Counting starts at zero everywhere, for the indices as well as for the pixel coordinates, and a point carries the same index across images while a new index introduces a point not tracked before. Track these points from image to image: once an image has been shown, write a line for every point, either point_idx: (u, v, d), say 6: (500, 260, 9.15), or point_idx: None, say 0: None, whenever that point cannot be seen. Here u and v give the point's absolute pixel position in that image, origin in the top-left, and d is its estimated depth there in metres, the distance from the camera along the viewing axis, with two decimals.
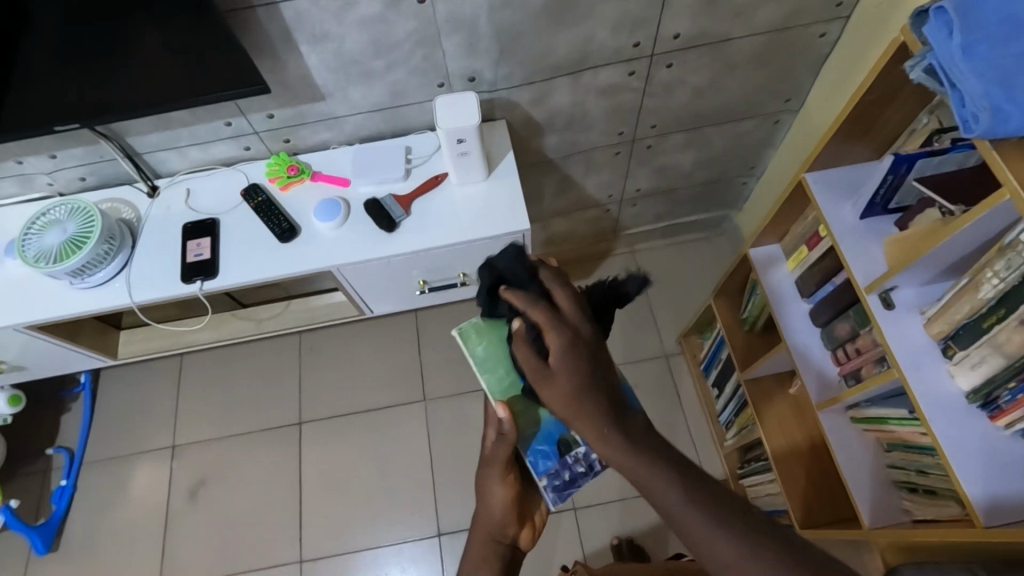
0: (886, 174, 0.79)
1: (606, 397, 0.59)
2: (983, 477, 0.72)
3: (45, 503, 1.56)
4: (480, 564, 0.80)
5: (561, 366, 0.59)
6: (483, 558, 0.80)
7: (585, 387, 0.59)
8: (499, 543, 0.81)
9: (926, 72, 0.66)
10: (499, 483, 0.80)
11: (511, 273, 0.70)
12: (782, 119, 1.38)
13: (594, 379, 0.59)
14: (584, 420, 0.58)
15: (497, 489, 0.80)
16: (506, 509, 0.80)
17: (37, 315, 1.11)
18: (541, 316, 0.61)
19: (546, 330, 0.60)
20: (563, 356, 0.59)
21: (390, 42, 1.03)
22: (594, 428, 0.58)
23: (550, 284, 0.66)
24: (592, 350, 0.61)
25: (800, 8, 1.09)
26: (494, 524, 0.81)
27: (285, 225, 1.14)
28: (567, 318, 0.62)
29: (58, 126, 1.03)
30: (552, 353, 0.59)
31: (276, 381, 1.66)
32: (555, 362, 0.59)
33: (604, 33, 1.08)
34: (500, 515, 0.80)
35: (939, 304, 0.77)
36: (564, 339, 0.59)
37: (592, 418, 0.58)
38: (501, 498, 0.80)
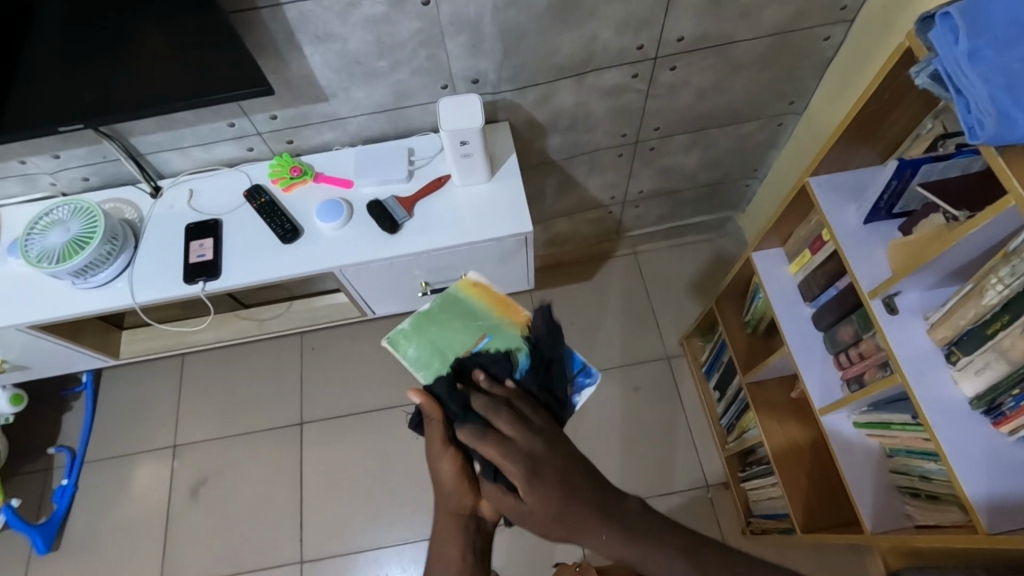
0: (891, 180, 0.78)
1: (589, 504, 0.66)
2: (987, 483, 0.72)
3: (46, 501, 1.56)
4: (448, 549, 0.74)
5: (532, 497, 0.65)
6: (449, 542, 0.74)
7: (566, 511, 0.65)
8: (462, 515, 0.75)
9: (931, 78, 0.66)
10: (443, 452, 0.74)
11: (454, 398, 0.74)
12: (785, 122, 1.38)
13: (575, 490, 0.66)
14: (580, 530, 0.64)
15: (443, 463, 0.74)
16: (457, 482, 0.74)
17: (39, 315, 1.11)
18: (495, 453, 0.67)
19: (504, 463, 0.66)
20: (534, 487, 0.65)
21: (394, 43, 1.03)
22: (592, 534, 0.64)
23: (491, 414, 0.70)
24: (555, 467, 0.67)
25: (804, 10, 1.09)
26: (448, 496, 0.74)
27: (288, 226, 1.14)
28: (518, 446, 0.67)
29: (62, 126, 1.03)
30: (521, 490, 0.65)
31: (278, 380, 1.66)
32: (526, 496, 0.65)
33: (608, 35, 1.08)
34: (451, 488, 0.74)
35: (943, 310, 0.77)
36: (528, 478, 0.65)
37: (581, 523, 0.65)
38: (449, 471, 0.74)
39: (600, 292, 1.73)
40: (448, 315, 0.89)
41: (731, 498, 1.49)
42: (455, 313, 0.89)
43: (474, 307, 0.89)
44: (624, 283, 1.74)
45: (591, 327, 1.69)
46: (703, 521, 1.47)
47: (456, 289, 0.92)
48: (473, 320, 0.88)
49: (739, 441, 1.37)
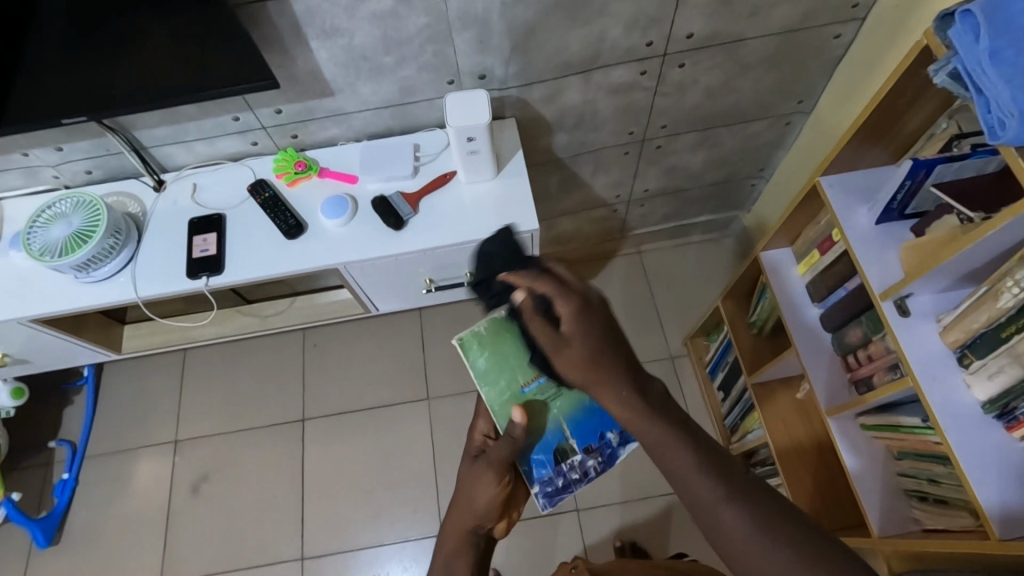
0: (904, 180, 0.77)
1: (622, 358, 0.59)
2: (998, 488, 0.71)
3: (47, 495, 1.56)
4: (456, 561, 0.77)
5: (577, 322, 0.59)
6: (459, 555, 0.77)
7: (602, 353, 0.59)
8: (476, 534, 0.78)
9: (951, 77, 0.66)
10: (493, 482, 0.76)
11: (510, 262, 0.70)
12: (793, 121, 1.37)
13: (612, 338, 0.60)
14: (604, 380, 0.58)
15: (488, 489, 0.76)
16: (492, 507, 0.77)
17: (41, 309, 1.10)
18: (550, 288, 0.61)
19: (558, 297, 0.60)
20: (580, 317, 0.59)
21: (401, 37, 1.02)
22: (610, 388, 0.58)
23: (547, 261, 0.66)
24: (604, 320, 0.60)
25: (816, 8, 1.08)
26: (475, 517, 0.77)
27: (292, 221, 1.13)
28: (574, 287, 0.61)
29: (65, 119, 1.01)
30: (564, 321, 0.59)
31: (279, 377, 1.66)
32: (568, 328, 0.59)
33: (617, 32, 1.07)
34: (483, 512, 0.77)
35: (956, 312, 0.76)
36: (580, 311, 0.59)
37: (609, 373, 0.58)
38: (489, 496, 0.76)
39: (604, 291, 1.72)
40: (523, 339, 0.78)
41: None
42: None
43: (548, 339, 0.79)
44: (628, 283, 1.73)
45: None
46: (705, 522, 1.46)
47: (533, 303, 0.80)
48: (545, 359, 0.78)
49: (742, 442, 1.37)
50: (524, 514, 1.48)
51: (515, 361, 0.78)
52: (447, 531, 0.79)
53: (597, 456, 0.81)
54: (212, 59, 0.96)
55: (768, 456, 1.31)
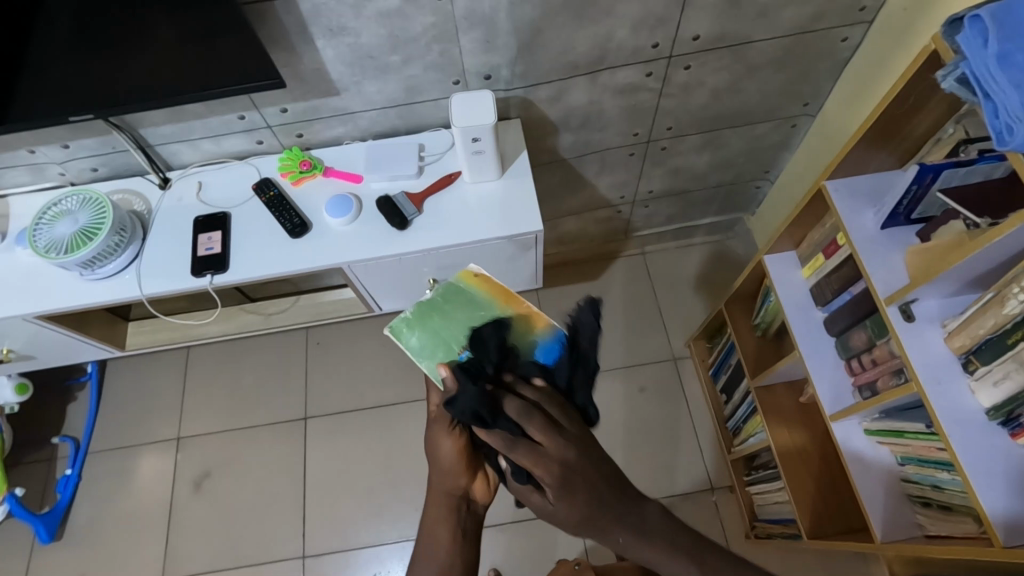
0: (910, 185, 0.77)
1: (615, 503, 0.61)
2: (1003, 495, 0.71)
3: (50, 491, 1.57)
4: (437, 529, 0.76)
5: (563, 496, 0.59)
6: (439, 523, 0.76)
7: (593, 512, 0.60)
8: (452, 497, 0.77)
9: (959, 82, 0.65)
10: (448, 434, 0.75)
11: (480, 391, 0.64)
12: (799, 123, 1.37)
13: (602, 491, 0.60)
14: (603, 531, 0.61)
15: (445, 442, 0.75)
16: (457, 459, 0.75)
17: (46, 305, 1.10)
18: (526, 457, 0.59)
19: (535, 468, 0.59)
20: (566, 487, 0.59)
21: (407, 37, 1.02)
22: (610, 535, 0.61)
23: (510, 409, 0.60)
24: (587, 474, 0.60)
25: (824, 10, 1.08)
26: (443, 476, 0.76)
27: (297, 220, 1.13)
28: (551, 454, 0.59)
29: (74, 115, 1.02)
30: (551, 496, 0.59)
31: (283, 375, 1.66)
32: (557, 501, 0.59)
33: (624, 33, 1.07)
34: (446, 468, 0.76)
35: (961, 318, 0.76)
36: (558, 483, 0.59)
37: (608, 525, 0.61)
38: (451, 448, 0.76)
39: (607, 292, 1.72)
40: (454, 307, 0.77)
41: (736, 501, 1.48)
42: (459, 302, 0.77)
43: (478, 300, 0.78)
44: (631, 284, 1.73)
45: (597, 327, 1.68)
46: (706, 523, 1.46)
47: (457, 280, 0.80)
48: (477, 312, 0.76)
49: (744, 445, 1.37)
50: (525, 514, 1.48)
51: (450, 334, 0.74)
52: (427, 509, 0.77)
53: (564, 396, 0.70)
54: (219, 57, 0.96)
55: (770, 459, 1.31)
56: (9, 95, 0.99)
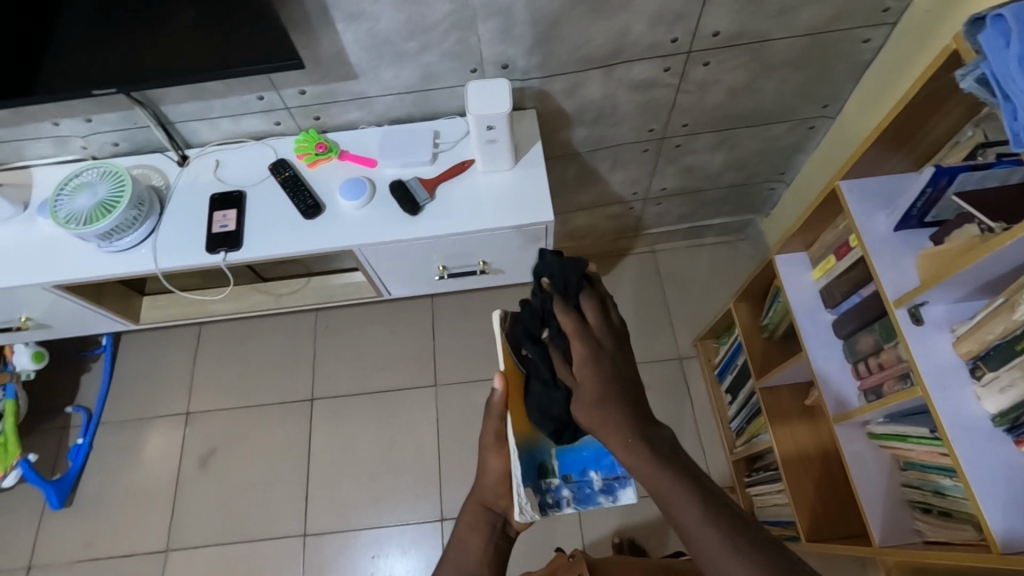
0: (926, 187, 0.76)
1: (628, 399, 0.72)
2: (1004, 502, 0.70)
3: (62, 458, 1.61)
4: (470, 536, 0.85)
5: (588, 369, 0.72)
6: (473, 531, 0.86)
7: (609, 389, 0.71)
8: (490, 513, 0.87)
9: (979, 83, 0.65)
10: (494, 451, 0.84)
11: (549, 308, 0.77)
12: (817, 125, 1.35)
13: (620, 384, 0.72)
14: (613, 416, 0.70)
15: (493, 457, 0.84)
16: (500, 480, 0.85)
17: (64, 275, 1.13)
18: (572, 324, 0.74)
19: (574, 337, 0.73)
20: (592, 363, 0.72)
21: (426, 23, 1.02)
22: (613, 427, 0.69)
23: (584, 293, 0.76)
24: (610, 358, 0.73)
25: (846, 10, 1.06)
26: (488, 493, 0.86)
27: (311, 202, 1.14)
28: (592, 331, 0.74)
29: (96, 89, 1.04)
30: (580, 363, 0.72)
31: (291, 356, 1.68)
32: (580, 365, 0.72)
33: (642, 27, 1.06)
34: (492, 483, 0.85)
35: (971, 323, 0.75)
36: (588, 348, 0.72)
37: (619, 416, 0.70)
38: (497, 469, 0.85)
39: (615, 288, 1.72)
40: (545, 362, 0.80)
41: (736, 502, 1.48)
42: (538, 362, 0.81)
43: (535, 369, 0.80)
44: (640, 282, 1.73)
45: None
46: None
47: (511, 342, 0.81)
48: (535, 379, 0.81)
49: (747, 445, 1.36)
50: None
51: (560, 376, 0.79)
52: (465, 515, 0.88)
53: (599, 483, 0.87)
54: (239, 36, 0.98)
55: (772, 460, 1.31)
56: (36, 67, 1.01)
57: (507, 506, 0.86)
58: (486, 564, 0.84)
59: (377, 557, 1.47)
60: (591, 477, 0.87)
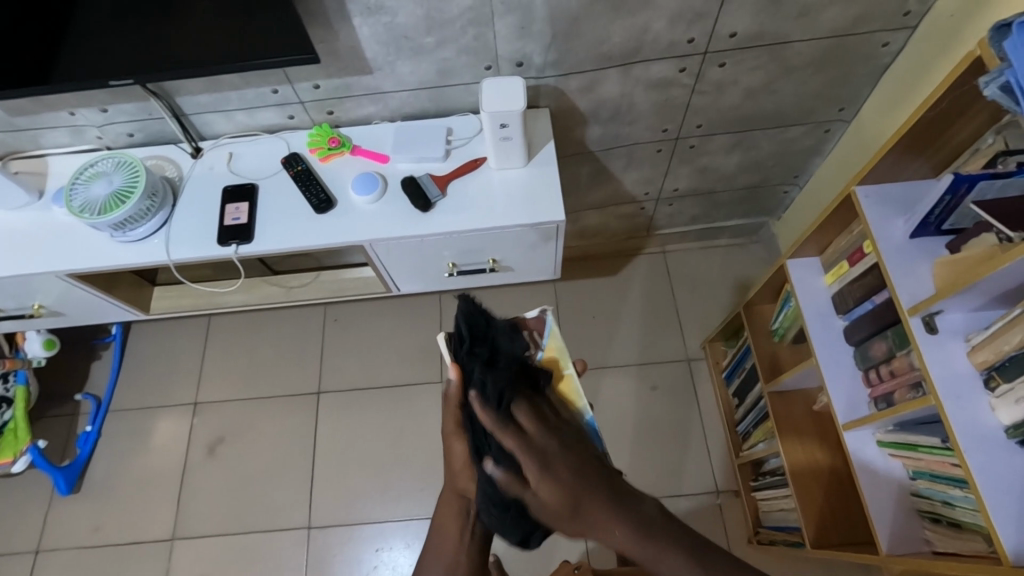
0: (944, 194, 0.76)
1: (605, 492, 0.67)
2: (1017, 515, 0.69)
3: (71, 445, 1.62)
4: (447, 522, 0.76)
5: (545, 482, 0.65)
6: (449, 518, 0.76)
7: (576, 500, 0.65)
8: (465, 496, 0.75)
9: (1002, 90, 0.64)
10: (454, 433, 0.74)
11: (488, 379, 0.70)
12: (832, 129, 1.34)
13: (582, 487, 0.66)
14: (590, 524, 0.65)
15: (455, 446, 0.74)
16: (469, 464, 0.73)
17: (77, 263, 1.14)
18: (513, 441, 0.67)
19: (522, 456, 0.66)
20: (548, 476, 0.65)
21: (444, 19, 1.02)
22: (602, 529, 0.66)
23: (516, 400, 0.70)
24: (564, 464, 0.66)
25: (868, 13, 1.05)
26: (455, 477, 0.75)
27: (322, 196, 1.15)
28: (537, 443, 0.67)
29: (113, 80, 1.04)
30: (534, 481, 0.65)
31: (300, 349, 1.69)
32: (538, 485, 0.65)
33: (661, 26, 1.06)
34: (458, 471, 0.74)
35: (986, 333, 0.74)
36: (541, 466, 0.65)
37: (596, 517, 0.66)
38: (463, 455, 0.74)
39: (624, 289, 1.72)
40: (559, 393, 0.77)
41: (741, 506, 1.47)
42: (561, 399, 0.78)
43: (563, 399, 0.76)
44: (650, 282, 1.72)
45: (612, 323, 1.68)
46: (709, 526, 1.46)
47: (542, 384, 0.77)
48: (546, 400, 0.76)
49: (753, 450, 1.36)
50: None
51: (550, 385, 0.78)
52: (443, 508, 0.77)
53: None
54: (258, 26, 0.98)
55: (778, 465, 1.30)
56: (58, 55, 1.02)
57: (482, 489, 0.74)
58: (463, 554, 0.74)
59: (381, 551, 1.48)
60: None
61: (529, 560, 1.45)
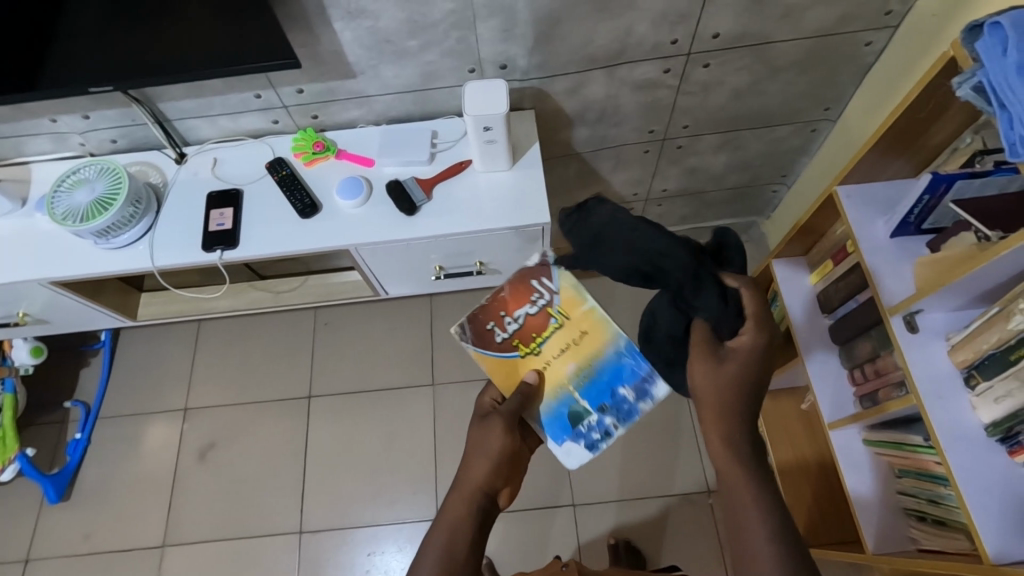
0: (923, 194, 0.76)
1: (752, 406, 0.71)
2: (997, 513, 0.70)
3: (60, 453, 1.61)
4: (456, 508, 0.80)
5: (740, 354, 0.72)
6: (460, 505, 0.80)
7: (737, 382, 0.71)
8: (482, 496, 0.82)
9: (975, 90, 0.64)
10: (500, 428, 0.87)
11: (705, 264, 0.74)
12: (819, 128, 1.34)
13: (757, 389, 0.72)
14: (728, 415, 0.70)
15: (497, 437, 0.86)
16: (499, 460, 0.84)
17: (60, 271, 1.13)
18: (748, 299, 0.73)
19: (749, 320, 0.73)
20: (751, 351, 0.72)
21: (427, 22, 1.02)
22: (727, 427, 0.70)
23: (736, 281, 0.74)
24: (766, 358, 0.73)
25: (850, 13, 1.06)
26: (485, 477, 0.82)
27: (307, 201, 1.14)
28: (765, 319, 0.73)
29: (92, 87, 1.04)
30: (742, 336, 0.72)
31: (291, 353, 1.68)
32: (738, 345, 0.72)
33: (644, 28, 1.06)
34: (490, 462, 0.84)
35: (966, 332, 0.75)
36: (754, 328, 0.73)
37: (733, 413, 0.70)
38: (496, 449, 0.85)
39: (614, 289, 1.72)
40: (552, 343, 0.91)
41: None
42: (553, 348, 0.91)
43: (550, 342, 0.91)
44: None
45: None
46: (702, 526, 1.46)
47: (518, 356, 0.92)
48: (548, 359, 0.91)
49: None
50: (521, 504, 1.49)
51: (540, 340, 0.91)
52: (452, 505, 0.80)
53: (632, 390, 0.88)
54: (243, 31, 0.98)
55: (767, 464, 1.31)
56: (41, 64, 1.01)
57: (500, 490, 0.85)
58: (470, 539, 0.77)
59: (373, 554, 1.47)
60: (623, 393, 0.89)
61: (521, 563, 1.44)
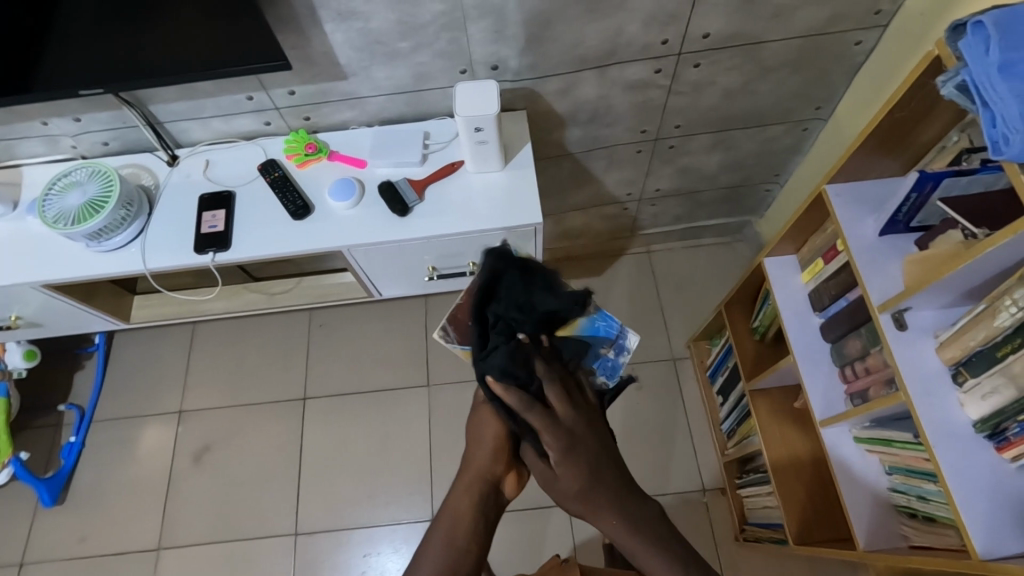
0: (911, 193, 0.76)
1: (609, 493, 0.80)
2: (984, 509, 0.70)
3: (54, 456, 1.61)
4: (460, 499, 0.84)
5: (565, 469, 0.79)
6: (463, 497, 0.84)
7: (586, 489, 0.79)
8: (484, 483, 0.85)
9: (958, 89, 0.65)
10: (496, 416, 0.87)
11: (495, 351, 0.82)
12: (810, 127, 1.35)
13: (597, 475, 0.80)
14: (594, 509, 0.80)
15: (493, 423, 0.87)
16: (498, 445, 0.86)
17: (51, 274, 1.13)
18: (537, 420, 0.78)
19: (546, 437, 0.78)
20: (568, 464, 0.78)
21: (417, 23, 1.02)
22: (605, 517, 0.80)
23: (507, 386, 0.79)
24: (586, 450, 0.80)
25: (839, 13, 1.06)
26: (485, 465, 0.86)
27: (299, 203, 1.14)
28: (562, 421, 0.79)
29: (83, 89, 1.03)
30: (555, 458, 0.79)
31: (285, 355, 1.68)
32: (561, 465, 0.79)
33: (635, 28, 1.06)
34: (487, 450, 0.87)
35: (954, 329, 0.75)
36: (560, 445, 0.78)
37: (600, 504, 0.79)
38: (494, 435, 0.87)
39: (608, 289, 1.72)
40: None
41: (726, 504, 1.48)
42: None
43: None
44: (634, 282, 1.73)
45: None
46: (697, 524, 1.47)
47: None
48: None
49: (740, 447, 1.35)
50: (516, 504, 1.49)
51: None
52: (455, 498, 0.85)
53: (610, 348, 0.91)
54: (233, 33, 0.98)
55: (761, 462, 1.31)
56: (30, 67, 1.01)
57: (504, 475, 0.87)
58: (473, 530, 0.82)
59: (369, 556, 1.47)
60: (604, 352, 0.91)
61: (516, 563, 1.44)
